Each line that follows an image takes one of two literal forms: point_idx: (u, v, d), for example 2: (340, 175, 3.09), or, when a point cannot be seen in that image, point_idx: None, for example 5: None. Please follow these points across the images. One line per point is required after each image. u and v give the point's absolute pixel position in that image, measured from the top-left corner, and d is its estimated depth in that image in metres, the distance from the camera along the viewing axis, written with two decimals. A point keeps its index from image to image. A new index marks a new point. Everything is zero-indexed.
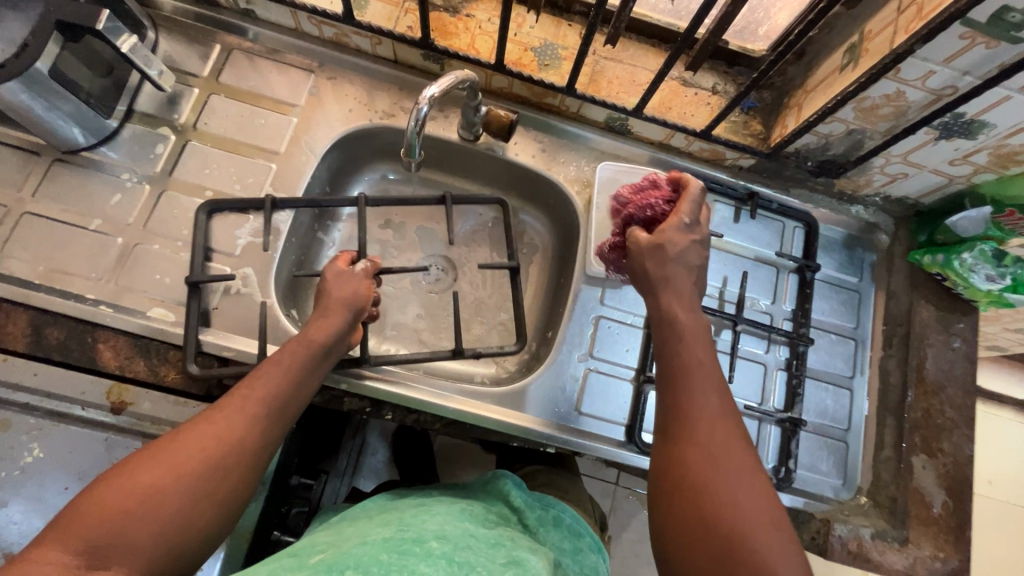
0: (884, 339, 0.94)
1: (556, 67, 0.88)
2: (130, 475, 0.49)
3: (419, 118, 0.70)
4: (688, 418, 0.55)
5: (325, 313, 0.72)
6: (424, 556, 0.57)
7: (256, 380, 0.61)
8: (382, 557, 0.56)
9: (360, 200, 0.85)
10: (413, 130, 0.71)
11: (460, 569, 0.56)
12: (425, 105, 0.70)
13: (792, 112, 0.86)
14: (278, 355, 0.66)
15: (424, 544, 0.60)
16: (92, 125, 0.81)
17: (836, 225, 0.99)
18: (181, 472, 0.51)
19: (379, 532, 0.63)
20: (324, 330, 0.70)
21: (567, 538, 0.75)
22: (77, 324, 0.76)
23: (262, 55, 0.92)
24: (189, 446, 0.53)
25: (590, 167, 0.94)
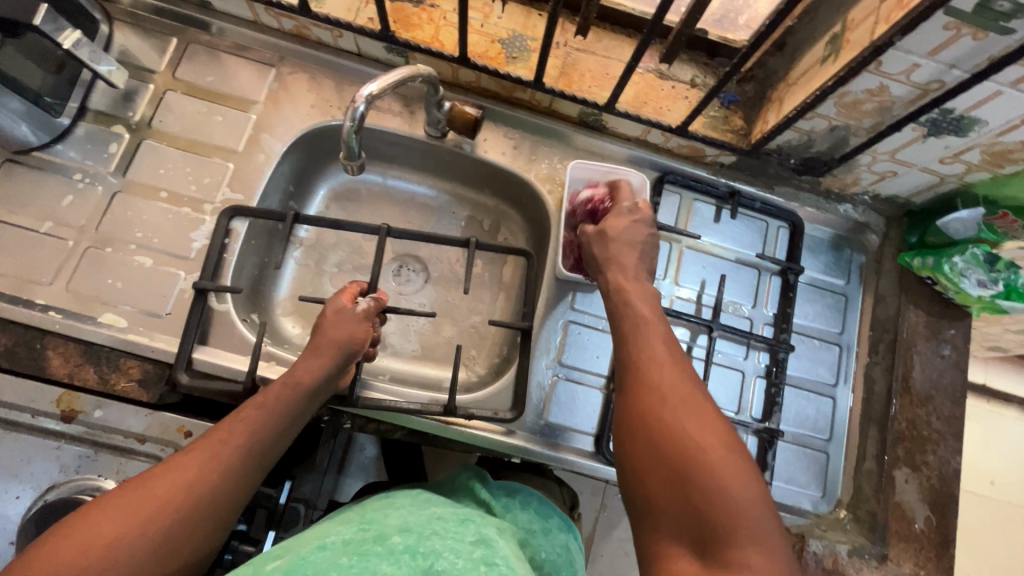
0: (871, 346, 0.90)
1: (524, 59, 0.84)
2: (81, 529, 0.47)
3: (356, 116, 0.66)
4: (648, 380, 0.53)
5: (316, 352, 0.69)
6: (386, 553, 0.52)
7: (234, 424, 0.59)
8: (342, 561, 0.51)
9: (383, 230, 0.81)
10: (350, 127, 0.67)
11: (425, 561, 0.52)
12: (361, 102, 0.66)
13: (773, 106, 0.81)
14: (263, 396, 0.63)
15: (385, 542, 0.55)
16: (41, 123, 0.78)
17: (824, 225, 0.94)
18: (138, 523, 0.48)
19: (337, 532, 0.58)
20: (314, 373, 0.67)
21: (538, 517, 0.71)
22: (25, 331, 0.74)
23: (228, 50, 0.88)
24: (149, 496, 0.50)
25: (564, 165, 0.90)
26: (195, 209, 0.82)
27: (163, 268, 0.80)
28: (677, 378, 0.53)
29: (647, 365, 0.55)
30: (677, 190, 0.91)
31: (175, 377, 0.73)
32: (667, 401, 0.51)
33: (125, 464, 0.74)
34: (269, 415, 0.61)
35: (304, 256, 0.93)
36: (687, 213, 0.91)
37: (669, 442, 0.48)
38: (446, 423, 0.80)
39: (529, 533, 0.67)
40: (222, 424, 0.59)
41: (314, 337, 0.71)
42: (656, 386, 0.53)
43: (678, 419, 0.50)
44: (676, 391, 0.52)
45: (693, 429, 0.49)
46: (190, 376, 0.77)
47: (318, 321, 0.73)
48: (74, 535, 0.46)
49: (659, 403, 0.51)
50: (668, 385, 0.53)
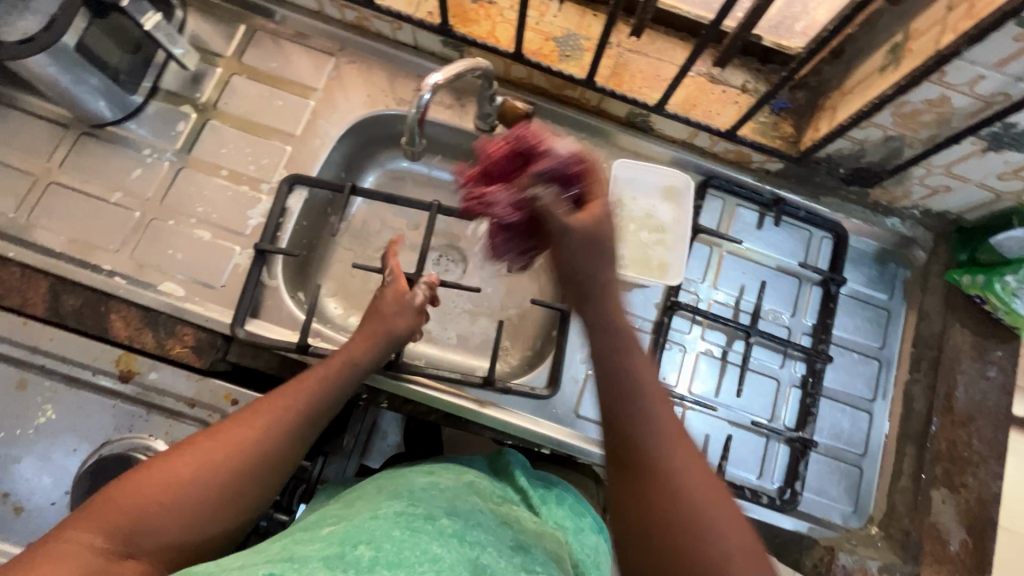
0: (912, 362, 0.88)
1: (577, 58, 0.86)
2: (153, 474, 0.51)
3: (420, 105, 0.69)
4: (644, 403, 0.52)
5: (366, 333, 0.70)
6: (436, 535, 0.53)
7: (293, 391, 0.61)
8: (393, 533, 0.52)
9: (434, 207, 0.85)
10: (413, 117, 0.71)
11: (471, 551, 0.53)
12: (427, 92, 0.69)
13: (826, 114, 0.80)
14: (320, 367, 0.65)
15: (434, 521, 0.55)
16: (118, 100, 0.82)
17: (869, 238, 0.93)
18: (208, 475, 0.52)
19: (386, 502, 0.59)
20: (365, 353, 0.68)
21: (574, 517, 0.72)
22: (92, 293, 0.79)
23: (291, 39, 0.92)
24: (217, 450, 0.54)
25: (608, 163, 0.91)
26: (253, 188, 0.86)
27: (220, 242, 0.83)
28: (688, 456, 0.50)
29: (654, 444, 0.50)
30: (720, 194, 0.91)
31: (234, 332, 0.76)
32: (683, 493, 0.47)
33: (174, 427, 0.78)
34: (323, 388, 0.63)
35: (349, 240, 0.96)
36: (729, 219, 0.91)
37: (683, 539, 0.46)
38: (480, 408, 0.82)
39: (566, 531, 0.69)
40: (279, 389, 0.61)
41: (368, 315, 0.72)
42: (670, 473, 0.48)
43: (695, 510, 0.47)
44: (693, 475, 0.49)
45: (708, 520, 0.46)
46: (239, 347, 0.80)
47: (373, 297, 0.75)
48: (153, 477, 0.50)
49: (672, 494, 0.48)
50: (681, 468, 0.49)
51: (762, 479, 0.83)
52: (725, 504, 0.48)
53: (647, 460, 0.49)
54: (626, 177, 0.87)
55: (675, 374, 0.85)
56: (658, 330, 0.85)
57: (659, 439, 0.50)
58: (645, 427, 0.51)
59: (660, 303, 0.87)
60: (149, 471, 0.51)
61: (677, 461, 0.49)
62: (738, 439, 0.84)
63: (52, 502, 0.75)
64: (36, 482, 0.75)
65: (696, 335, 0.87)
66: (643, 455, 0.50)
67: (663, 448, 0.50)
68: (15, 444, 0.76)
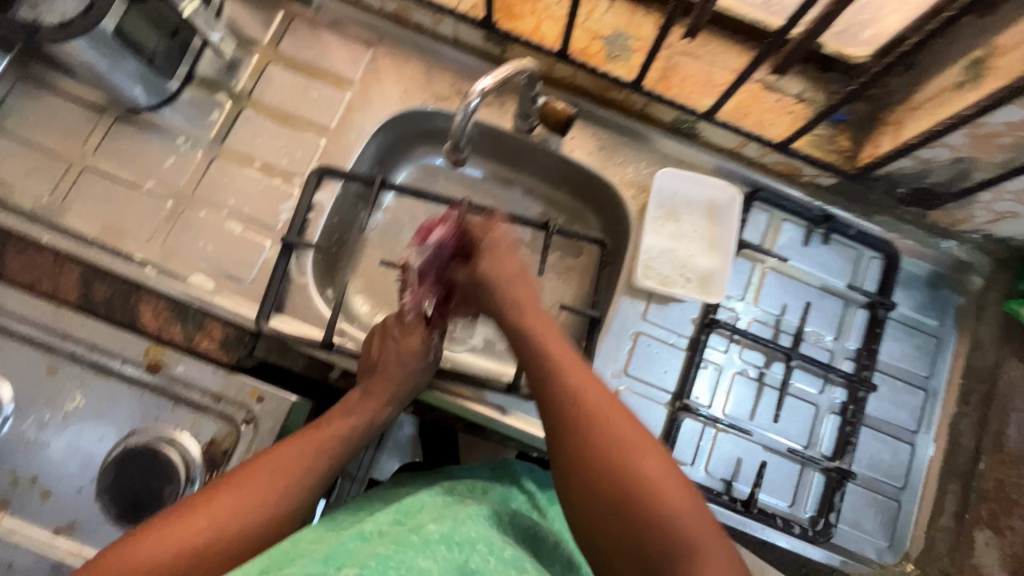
0: (960, 395, 0.84)
1: (624, 59, 0.82)
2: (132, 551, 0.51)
3: (470, 109, 0.66)
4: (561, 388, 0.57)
5: (374, 389, 0.72)
6: (422, 545, 0.53)
7: (275, 461, 0.62)
8: (379, 551, 0.52)
9: (462, 205, 0.80)
10: (461, 122, 0.68)
11: (459, 555, 0.53)
12: (476, 96, 0.65)
13: (888, 130, 0.77)
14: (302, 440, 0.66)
15: (421, 530, 0.56)
16: (154, 86, 0.81)
17: (921, 261, 0.88)
18: (225, 524, 0.56)
19: (374, 521, 0.59)
20: (366, 413, 0.71)
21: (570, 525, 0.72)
22: (123, 283, 0.79)
23: (328, 28, 0.89)
24: (233, 502, 0.57)
25: (650, 171, 0.88)
26: (286, 181, 0.85)
27: (251, 236, 0.82)
28: (611, 414, 0.55)
29: (582, 411, 0.55)
30: (766, 208, 0.87)
31: (257, 327, 0.75)
32: (613, 445, 0.53)
33: (200, 420, 0.76)
34: (293, 462, 0.63)
35: (377, 237, 0.94)
36: (774, 233, 0.87)
37: (617, 487, 0.51)
38: (504, 417, 0.80)
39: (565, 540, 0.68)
40: (281, 445, 0.64)
41: (375, 372, 0.73)
42: (601, 431, 0.53)
43: (624, 459, 0.52)
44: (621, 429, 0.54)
45: (634, 462, 0.51)
46: (265, 343, 0.79)
47: (362, 356, 0.76)
48: (174, 530, 0.53)
49: (603, 448, 0.52)
50: (608, 424, 0.54)
51: (795, 509, 0.80)
52: (648, 445, 0.53)
53: (578, 429, 0.54)
54: (671, 189, 0.85)
55: (709, 394, 0.82)
56: (694, 348, 0.82)
57: (586, 411, 0.55)
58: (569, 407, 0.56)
59: (697, 319, 0.84)
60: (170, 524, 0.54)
61: (604, 422, 0.54)
62: (771, 465, 0.81)
63: (80, 489, 0.74)
64: (63, 467, 0.74)
65: (733, 354, 0.84)
66: (571, 433, 0.54)
67: (593, 416, 0.55)
68: (44, 428, 0.74)
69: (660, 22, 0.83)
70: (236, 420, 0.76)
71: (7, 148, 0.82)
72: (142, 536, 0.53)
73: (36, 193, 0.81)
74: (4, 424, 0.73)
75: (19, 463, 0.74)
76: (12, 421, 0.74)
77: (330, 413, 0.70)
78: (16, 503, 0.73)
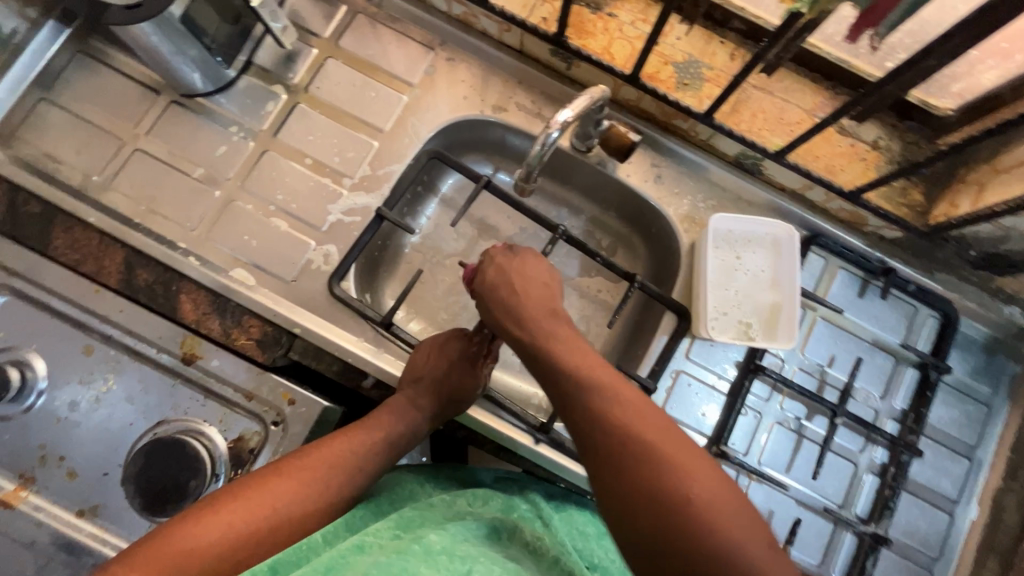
0: (1008, 469, 0.81)
1: (695, 88, 0.79)
2: (186, 531, 0.52)
3: (548, 143, 0.65)
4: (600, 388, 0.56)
5: (421, 402, 0.72)
6: (424, 553, 0.52)
7: (316, 457, 0.62)
8: (379, 558, 0.52)
9: (559, 232, 0.80)
10: (538, 152, 0.66)
11: (461, 566, 0.51)
12: (556, 128, 0.64)
13: (968, 189, 0.74)
14: (345, 439, 0.65)
15: (423, 540, 0.54)
16: (211, 73, 0.80)
17: (981, 324, 0.85)
18: (281, 512, 0.58)
19: (374, 530, 0.58)
20: (409, 426, 0.70)
21: (580, 537, 0.70)
22: (165, 270, 0.77)
23: (390, 26, 0.87)
24: (290, 487, 0.59)
25: (706, 205, 0.85)
26: (335, 181, 0.83)
27: (296, 235, 0.82)
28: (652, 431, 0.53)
29: (616, 429, 0.53)
30: (823, 254, 0.84)
31: (330, 284, 0.79)
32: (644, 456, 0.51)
33: (229, 416, 0.74)
34: (335, 458, 0.63)
35: (418, 244, 0.92)
36: (829, 281, 0.84)
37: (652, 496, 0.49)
38: (535, 446, 0.78)
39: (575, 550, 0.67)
40: (333, 436, 0.65)
41: (421, 382, 0.72)
42: (628, 441, 0.52)
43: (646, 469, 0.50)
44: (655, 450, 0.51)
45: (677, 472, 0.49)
46: (301, 345, 0.78)
47: (408, 362, 0.75)
48: (232, 513, 0.55)
49: (633, 457, 0.51)
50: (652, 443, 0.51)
51: (823, 567, 0.78)
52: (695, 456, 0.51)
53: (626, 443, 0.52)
54: (729, 228, 0.81)
55: (747, 440, 0.80)
56: (736, 394, 0.79)
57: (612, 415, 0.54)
58: (600, 406, 0.55)
59: (741, 362, 0.81)
60: (228, 506, 0.55)
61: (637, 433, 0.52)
62: (804, 520, 0.78)
63: (106, 474, 0.73)
64: (90, 449, 0.73)
65: (774, 403, 0.81)
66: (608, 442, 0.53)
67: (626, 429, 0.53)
68: (75, 409, 0.73)
69: (736, 52, 0.79)
70: (265, 420, 0.74)
71: (60, 122, 0.81)
72: (202, 511, 0.54)
73: (85, 170, 0.81)
74: (37, 399, 0.72)
75: (48, 441, 0.73)
76: (45, 397, 0.73)
77: (375, 412, 0.70)
78: (40, 482, 0.73)
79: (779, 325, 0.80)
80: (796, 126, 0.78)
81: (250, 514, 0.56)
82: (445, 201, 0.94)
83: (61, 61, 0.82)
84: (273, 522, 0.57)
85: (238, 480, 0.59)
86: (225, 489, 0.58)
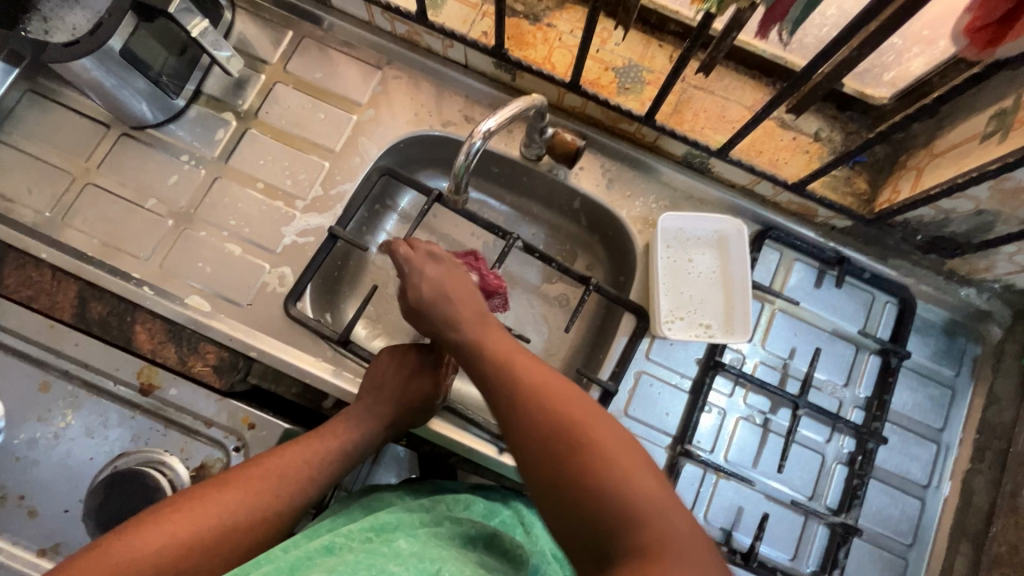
0: (975, 452, 0.81)
1: (636, 91, 0.81)
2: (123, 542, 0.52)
3: (472, 152, 0.66)
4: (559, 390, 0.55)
5: (379, 411, 0.70)
6: (393, 554, 0.52)
7: (267, 470, 0.61)
8: (348, 558, 0.52)
9: (511, 238, 0.81)
10: (464, 161, 0.68)
11: (433, 564, 0.51)
12: (481, 138, 0.66)
13: (908, 174, 0.75)
14: (295, 451, 0.64)
15: (393, 544, 0.55)
16: (160, 103, 0.81)
17: (939, 307, 0.85)
18: (225, 522, 0.56)
19: (344, 532, 0.58)
20: (366, 436, 0.69)
21: (561, 538, 0.69)
22: (120, 301, 0.77)
23: (337, 48, 0.89)
24: (236, 500, 0.58)
25: (659, 206, 0.86)
26: (288, 205, 0.84)
27: (252, 259, 0.82)
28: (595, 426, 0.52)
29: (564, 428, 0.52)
30: (777, 247, 0.85)
31: (285, 305, 0.79)
32: (569, 431, 0.51)
33: (190, 444, 0.73)
34: (285, 471, 0.62)
35: (379, 260, 0.92)
36: (785, 274, 0.84)
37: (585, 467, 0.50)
38: (498, 455, 0.78)
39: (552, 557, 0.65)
40: (287, 444, 0.64)
41: (381, 392, 0.71)
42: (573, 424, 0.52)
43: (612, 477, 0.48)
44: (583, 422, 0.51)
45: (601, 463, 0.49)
46: (260, 368, 0.79)
47: (370, 367, 0.75)
48: (175, 522, 0.54)
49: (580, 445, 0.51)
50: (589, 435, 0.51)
51: (796, 562, 0.77)
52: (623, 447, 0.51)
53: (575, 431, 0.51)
54: (677, 228, 0.82)
55: (713, 438, 0.80)
56: (698, 391, 0.79)
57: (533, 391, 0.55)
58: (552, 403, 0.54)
59: (701, 359, 0.81)
60: (168, 517, 0.55)
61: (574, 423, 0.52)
62: (775, 515, 0.78)
63: (67, 510, 0.72)
64: (51, 486, 0.72)
65: (738, 398, 0.81)
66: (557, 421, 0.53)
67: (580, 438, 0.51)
68: (34, 447, 0.72)
69: (674, 54, 0.81)
70: (227, 446, 0.73)
71: (12, 161, 0.82)
72: (139, 526, 0.53)
73: (38, 208, 0.81)
74: None
75: (7, 481, 0.72)
76: (3, 436, 0.72)
77: (334, 420, 0.69)
78: (1, 523, 0.72)
79: (735, 321, 0.80)
80: (738, 123, 0.80)
81: (194, 522, 0.55)
82: (404, 215, 0.94)
83: (11, 100, 0.83)
84: (216, 533, 0.56)
85: (189, 489, 0.59)
86: (169, 502, 0.57)
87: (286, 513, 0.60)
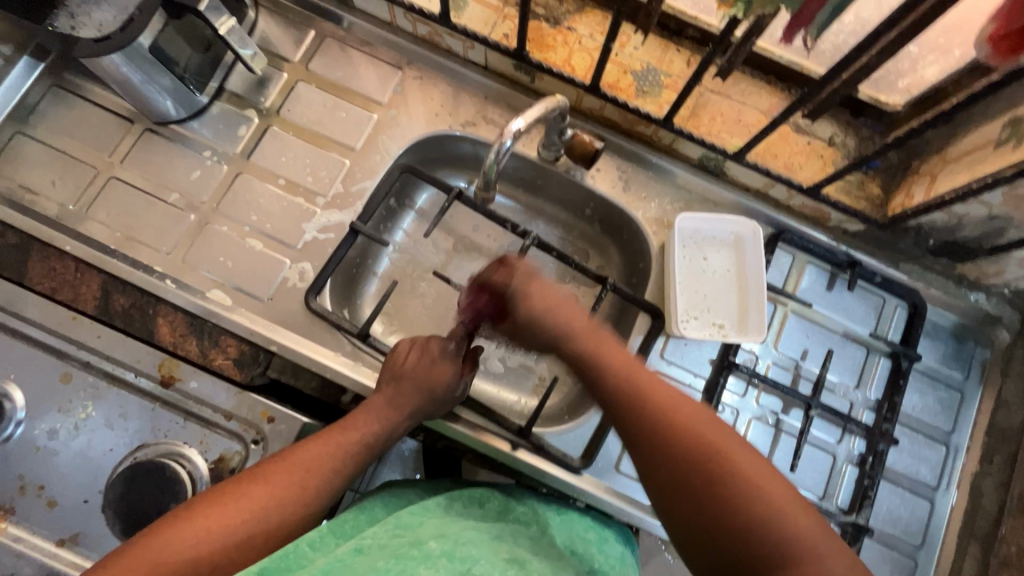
0: (984, 453, 0.82)
1: (654, 95, 0.82)
2: (167, 540, 0.53)
3: (502, 150, 0.67)
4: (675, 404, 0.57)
5: (400, 402, 0.71)
6: (423, 557, 0.53)
7: (294, 464, 0.62)
8: (378, 564, 0.52)
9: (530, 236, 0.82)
10: (493, 159, 0.69)
11: (462, 565, 0.52)
12: (510, 137, 0.67)
13: (922, 180, 0.76)
14: (324, 445, 0.65)
15: (421, 546, 0.55)
16: (184, 99, 0.82)
17: (949, 311, 0.86)
18: (259, 518, 0.57)
19: (371, 534, 0.59)
20: (386, 426, 0.70)
21: (580, 532, 0.69)
22: (142, 294, 0.78)
23: (357, 47, 0.90)
24: (269, 496, 0.59)
25: (674, 208, 0.87)
26: (308, 201, 0.85)
27: (271, 253, 0.83)
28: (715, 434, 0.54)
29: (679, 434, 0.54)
30: (790, 250, 0.86)
31: (306, 297, 0.80)
32: (706, 449, 0.53)
33: (209, 437, 0.73)
34: (313, 467, 0.62)
35: (397, 256, 0.93)
36: (797, 276, 0.85)
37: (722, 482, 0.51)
38: (511, 450, 0.78)
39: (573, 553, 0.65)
40: (309, 440, 0.65)
41: (402, 380, 0.72)
42: (698, 442, 0.54)
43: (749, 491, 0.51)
44: (719, 443, 0.53)
45: (735, 469, 0.52)
46: (280, 362, 0.79)
47: (389, 358, 0.76)
48: (210, 520, 0.55)
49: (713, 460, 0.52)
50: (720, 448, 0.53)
51: None
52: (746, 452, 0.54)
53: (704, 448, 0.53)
54: (693, 228, 0.83)
55: None
56: (712, 390, 0.80)
57: (661, 412, 0.56)
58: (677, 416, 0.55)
59: (715, 360, 0.82)
60: (204, 514, 0.55)
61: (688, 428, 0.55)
62: None
63: (86, 501, 0.72)
64: (71, 477, 0.73)
65: (750, 398, 0.82)
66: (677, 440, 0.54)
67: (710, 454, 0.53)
68: (54, 437, 0.73)
69: (692, 60, 0.83)
70: (245, 439, 0.73)
71: (36, 154, 0.83)
72: (179, 521, 0.55)
73: (61, 201, 0.81)
74: (15, 429, 0.72)
75: (27, 471, 0.73)
76: (23, 427, 0.73)
77: (355, 412, 0.70)
78: (21, 512, 0.72)
79: (751, 321, 0.81)
80: (754, 127, 0.81)
81: (229, 518, 0.56)
82: (422, 213, 0.95)
83: (36, 95, 0.84)
84: (252, 527, 0.57)
85: (222, 483, 0.60)
86: (205, 498, 0.58)
87: (313, 507, 0.61)
